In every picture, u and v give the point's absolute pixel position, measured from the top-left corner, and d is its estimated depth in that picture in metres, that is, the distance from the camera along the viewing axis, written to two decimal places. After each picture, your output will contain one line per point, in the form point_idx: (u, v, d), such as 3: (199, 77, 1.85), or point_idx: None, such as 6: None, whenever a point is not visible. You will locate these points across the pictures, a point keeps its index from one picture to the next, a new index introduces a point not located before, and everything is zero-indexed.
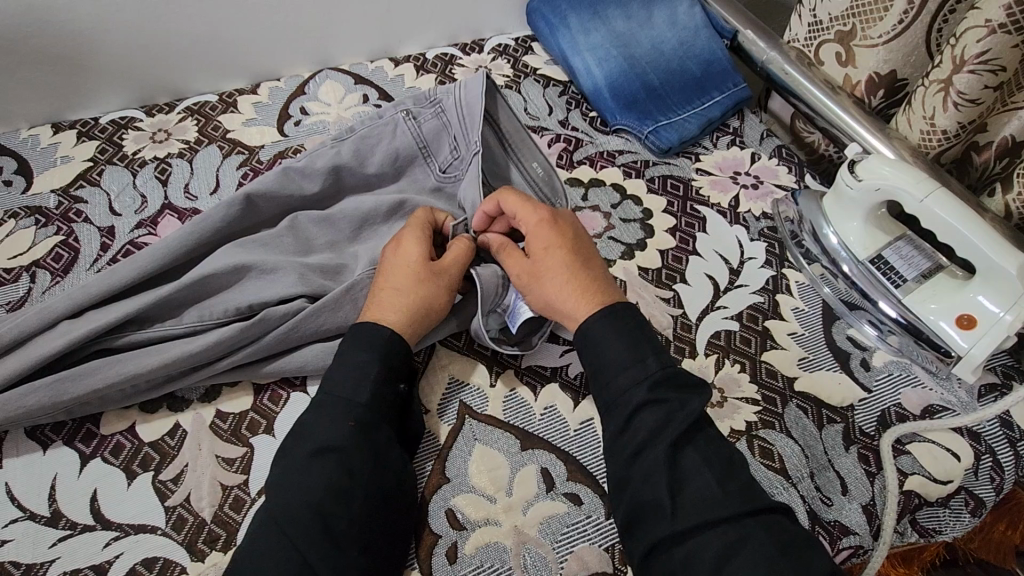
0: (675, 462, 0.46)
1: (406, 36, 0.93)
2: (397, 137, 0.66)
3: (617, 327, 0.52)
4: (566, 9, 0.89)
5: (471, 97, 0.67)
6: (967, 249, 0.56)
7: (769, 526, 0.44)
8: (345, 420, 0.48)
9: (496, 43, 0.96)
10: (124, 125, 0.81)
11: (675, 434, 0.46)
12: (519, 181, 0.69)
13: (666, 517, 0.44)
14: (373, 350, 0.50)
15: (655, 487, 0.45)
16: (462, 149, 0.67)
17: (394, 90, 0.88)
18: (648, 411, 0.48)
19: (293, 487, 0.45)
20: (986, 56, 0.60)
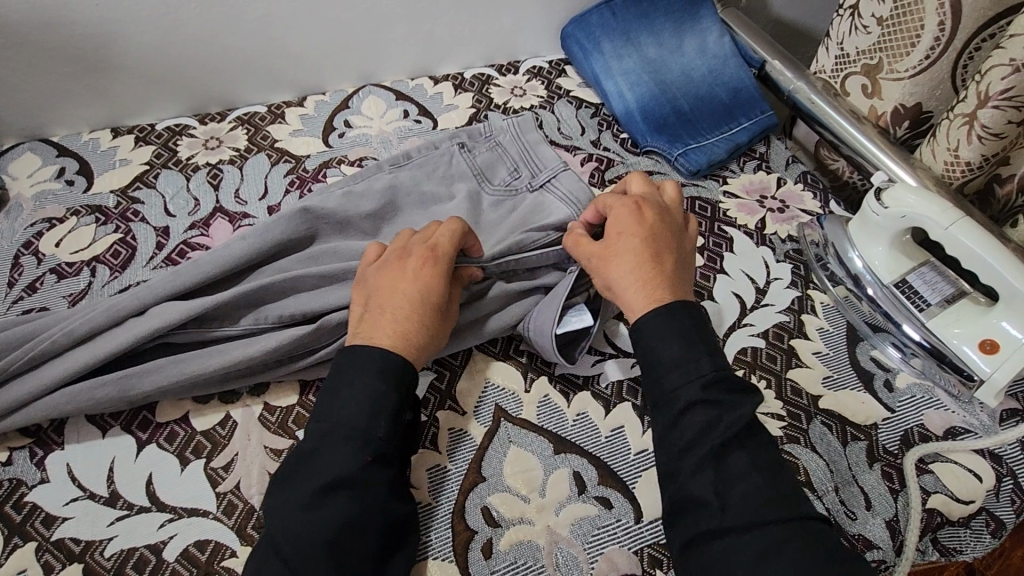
0: (717, 463, 0.47)
1: (445, 56, 0.98)
2: (454, 164, 0.73)
3: (680, 317, 0.52)
4: (600, 35, 0.93)
5: (528, 136, 0.75)
6: (992, 277, 0.58)
7: (806, 534, 0.45)
8: (339, 447, 0.47)
9: (530, 66, 1.00)
10: (179, 131, 0.85)
11: (721, 438, 0.48)
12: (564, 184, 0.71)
13: (707, 510, 0.46)
14: (369, 378, 0.50)
15: (702, 484, 0.47)
16: (519, 171, 0.73)
17: (432, 107, 0.92)
18: (700, 411, 0.49)
19: (299, 523, 0.45)
20: (1009, 93, 0.62)
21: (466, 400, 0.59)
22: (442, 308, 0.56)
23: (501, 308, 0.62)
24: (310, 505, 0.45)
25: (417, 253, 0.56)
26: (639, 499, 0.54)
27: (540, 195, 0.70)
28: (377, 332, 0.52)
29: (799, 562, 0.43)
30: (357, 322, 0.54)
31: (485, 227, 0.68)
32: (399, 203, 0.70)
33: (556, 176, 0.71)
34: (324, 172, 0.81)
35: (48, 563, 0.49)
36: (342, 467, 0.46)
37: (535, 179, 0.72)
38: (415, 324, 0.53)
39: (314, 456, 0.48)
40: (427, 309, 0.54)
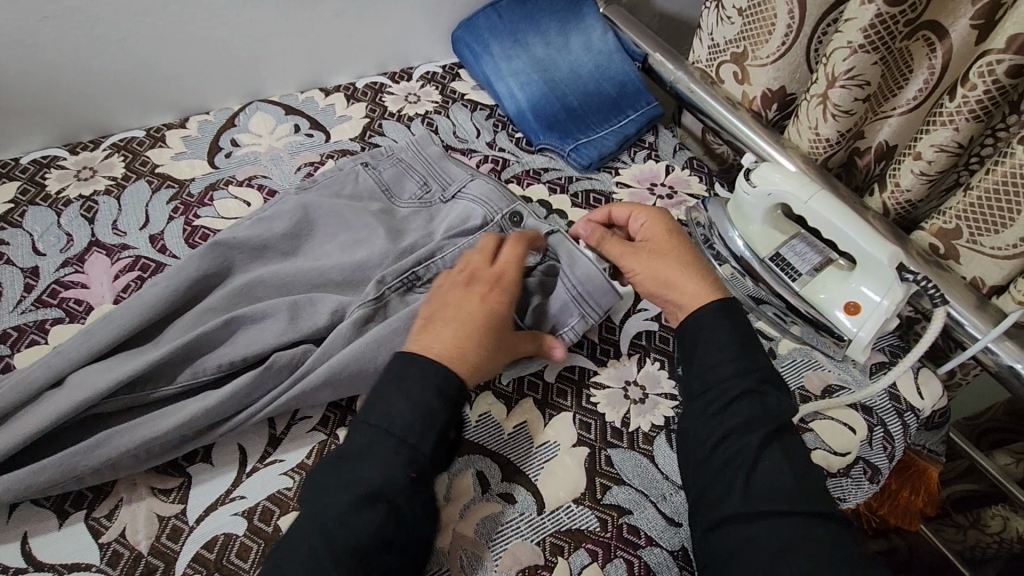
0: (755, 460, 0.49)
1: (336, 66, 0.96)
2: (359, 182, 0.72)
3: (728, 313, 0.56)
4: (488, 37, 0.95)
5: (429, 149, 0.75)
6: (849, 245, 0.62)
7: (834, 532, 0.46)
8: (405, 471, 0.48)
9: (424, 71, 1.00)
10: (47, 164, 0.80)
11: (763, 434, 0.50)
12: (476, 188, 0.71)
13: (734, 501, 0.48)
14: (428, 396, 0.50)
15: (734, 492, 0.48)
16: (429, 185, 0.73)
17: (324, 119, 0.90)
18: (751, 419, 0.51)
19: (338, 530, 0.45)
20: (852, 72, 0.66)
21: None
22: (501, 330, 0.56)
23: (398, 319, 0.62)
24: (353, 510, 0.45)
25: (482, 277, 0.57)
26: (541, 491, 0.55)
27: (455, 207, 0.71)
28: (434, 342, 0.53)
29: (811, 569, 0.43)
30: (423, 334, 0.54)
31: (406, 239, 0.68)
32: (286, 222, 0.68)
33: (468, 186, 0.72)
34: (211, 195, 0.78)
35: None
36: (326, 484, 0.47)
37: (448, 190, 0.72)
38: (466, 338, 0.53)
39: (361, 459, 0.47)
40: (483, 326, 0.55)
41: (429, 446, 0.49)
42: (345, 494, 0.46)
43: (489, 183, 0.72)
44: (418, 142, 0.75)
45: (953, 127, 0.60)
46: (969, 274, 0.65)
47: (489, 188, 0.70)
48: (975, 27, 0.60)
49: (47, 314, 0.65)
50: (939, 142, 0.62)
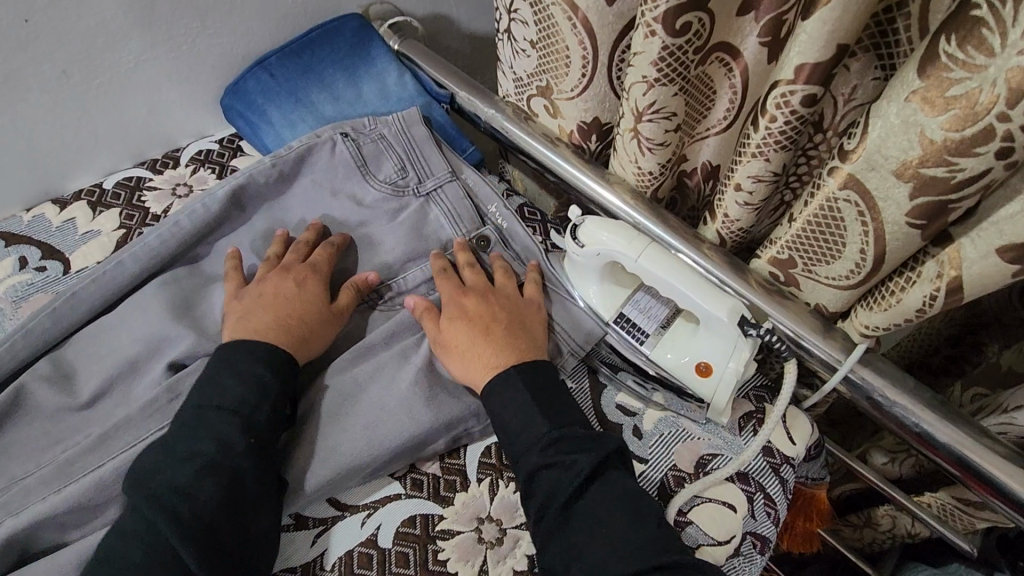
0: (567, 524, 0.49)
1: (72, 167, 0.76)
2: (336, 154, 0.73)
3: (520, 386, 0.55)
4: (261, 102, 0.80)
5: (416, 130, 0.76)
6: (687, 303, 0.55)
7: (684, 570, 0.46)
8: (243, 433, 0.51)
9: (195, 151, 0.83)
10: None
11: (562, 502, 0.49)
12: (444, 195, 0.73)
13: (560, 571, 0.48)
14: (263, 363, 0.55)
15: (553, 552, 0.49)
16: (407, 170, 0.74)
17: (60, 242, 0.70)
18: (545, 475, 0.51)
19: (180, 480, 0.47)
20: (655, 106, 0.60)
21: None
22: (328, 305, 0.62)
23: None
24: (197, 474, 0.48)
25: (270, 269, 0.64)
26: None
27: (425, 207, 0.73)
28: (252, 322, 0.58)
29: None
30: (244, 316, 0.59)
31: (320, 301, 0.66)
32: (17, 427, 0.55)
33: (444, 186, 0.73)
34: None
35: None
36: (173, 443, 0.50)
37: (423, 186, 0.73)
38: (287, 319, 0.59)
39: (198, 430, 0.50)
40: (307, 299, 0.61)
41: (268, 410, 0.53)
42: (194, 462, 0.48)
43: (465, 192, 0.74)
44: (407, 119, 0.75)
45: (763, 158, 0.54)
46: (813, 301, 0.61)
47: (458, 198, 0.73)
48: (764, 45, 0.55)
49: None
50: (754, 173, 0.56)
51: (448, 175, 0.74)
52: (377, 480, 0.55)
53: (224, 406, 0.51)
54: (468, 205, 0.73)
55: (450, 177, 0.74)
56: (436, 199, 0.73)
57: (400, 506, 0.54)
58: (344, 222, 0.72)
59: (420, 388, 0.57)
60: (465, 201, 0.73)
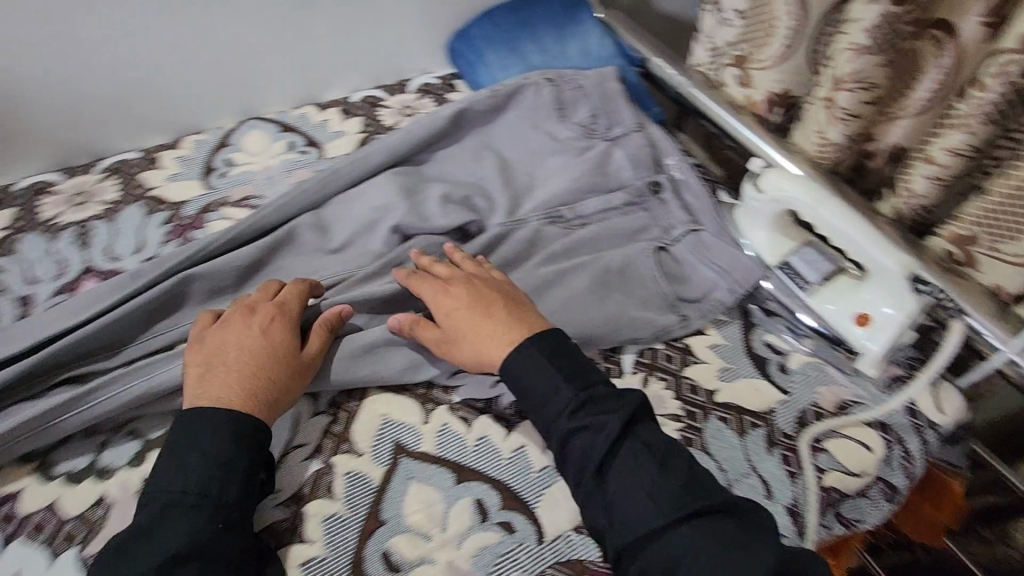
0: (605, 483, 0.50)
1: (331, 79, 0.95)
2: (541, 94, 0.85)
3: (538, 358, 0.55)
4: (483, 46, 0.94)
5: (611, 86, 0.86)
6: (860, 253, 0.61)
7: (723, 518, 0.48)
8: (214, 521, 0.47)
9: (420, 83, 0.98)
10: (42, 190, 0.79)
11: (597, 461, 0.50)
12: (629, 141, 0.82)
13: (605, 527, 0.50)
14: (215, 433, 0.49)
15: (595, 511, 0.50)
16: (598, 116, 0.85)
17: (319, 136, 0.88)
18: (578, 436, 0.52)
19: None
20: (858, 75, 0.64)
21: (362, 440, 0.58)
22: (296, 353, 0.56)
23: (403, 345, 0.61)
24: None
25: (233, 308, 0.58)
26: (543, 519, 0.54)
27: (611, 148, 0.82)
28: (227, 382, 0.52)
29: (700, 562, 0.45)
30: (196, 382, 0.53)
31: (520, 211, 0.77)
32: (285, 255, 0.71)
33: (630, 135, 0.83)
34: (203, 218, 0.77)
35: None
36: (200, 440, 0.49)
37: (611, 132, 0.84)
38: (243, 373, 0.53)
39: (156, 526, 0.45)
40: (261, 354, 0.54)
41: (235, 493, 0.49)
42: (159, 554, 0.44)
43: (647, 142, 0.83)
44: (605, 75, 0.86)
45: (966, 129, 0.57)
46: (989, 282, 0.62)
47: (641, 146, 0.82)
48: (986, 24, 0.57)
49: None
50: (953, 145, 0.59)
51: (634, 126, 0.84)
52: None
53: (189, 493, 0.47)
54: (649, 154, 0.82)
55: (636, 128, 0.83)
56: (621, 143, 0.82)
57: None
58: (540, 150, 0.83)
59: (594, 288, 0.66)
60: (647, 150, 0.82)
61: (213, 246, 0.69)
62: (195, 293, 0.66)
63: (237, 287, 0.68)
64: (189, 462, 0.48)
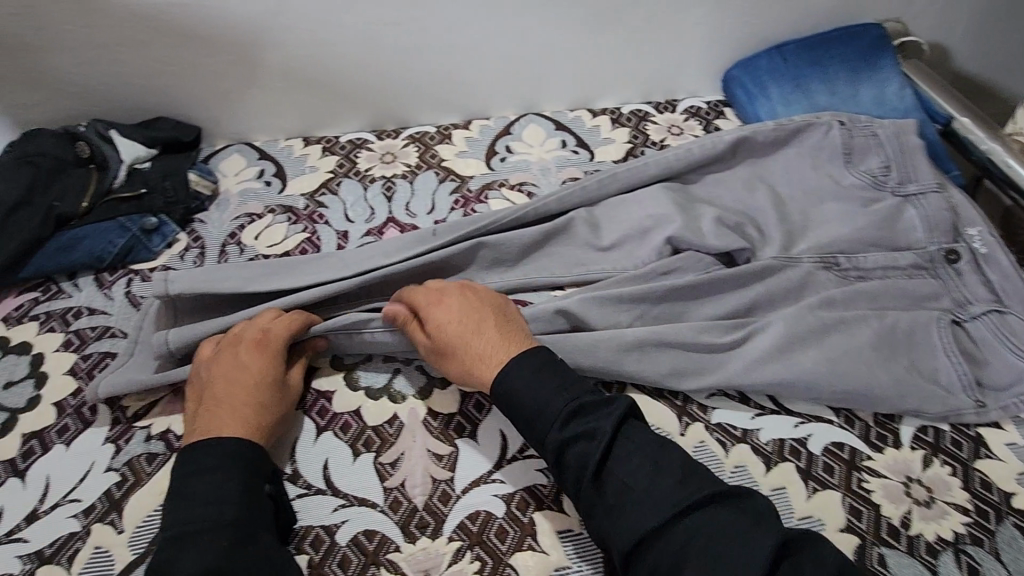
0: (600, 483, 0.49)
1: (607, 89, 0.99)
2: (829, 137, 0.82)
3: (530, 366, 0.54)
4: (767, 79, 0.93)
5: (910, 141, 0.80)
6: None
7: (719, 512, 0.47)
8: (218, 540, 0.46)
9: (688, 105, 0.99)
10: (359, 145, 0.92)
11: (598, 454, 0.50)
12: (925, 202, 0.76)
13: (602, 523, 0.48)
14: (218, 462, 0.50)
15: (602, 517, 0.48)
16: (891, 168, 0.79)
17: (590, 139, 0.93)
18: (578, 444, 0.51)
19: None
20: None
21: None
22: (279, 381, 0.57)
23: (674, 355, 0.61)
24: None
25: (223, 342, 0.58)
26: None
27: (904, 205, 0.77)
28: (220, 416, 0.53)
29: (726, 555, 0.44)
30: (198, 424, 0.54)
31: (793, 250, 0.75)
32: (558, 243, 0.76)
33: (927, 194, 0.76)
34: (486, 194, 0.85)
35: None
36: (190, 471, 0.50)
37: (904, 188, 0.78)
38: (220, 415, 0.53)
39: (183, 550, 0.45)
40: (244, 389, 0.55)
41: (236, 507, 0.48)
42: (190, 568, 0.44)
43: (948, 204, 0.76)
44: (908, 129, 0.80)
45: None
46: None
47: (939, 210, 0.75)
48: None
49: None
50: None
51: (935, 186, 0.76)
52: (818, 404, 0.61)
53: (193, 522, 0.47)
54: (948, 220, 0.75)
55: (936, 188, 0.76)
56: (917, 202, 0.76)
57: (833, 430, 0.60)
58: (818, 192, 0.80)
59: (881, 349, 0.62)
60: (946, 217, 0.75)
61: (502, 221, 0.75)
62: (482, 260, 0.74)
63: (514, 262, 0.75)
64: (181, 499, 0.48)
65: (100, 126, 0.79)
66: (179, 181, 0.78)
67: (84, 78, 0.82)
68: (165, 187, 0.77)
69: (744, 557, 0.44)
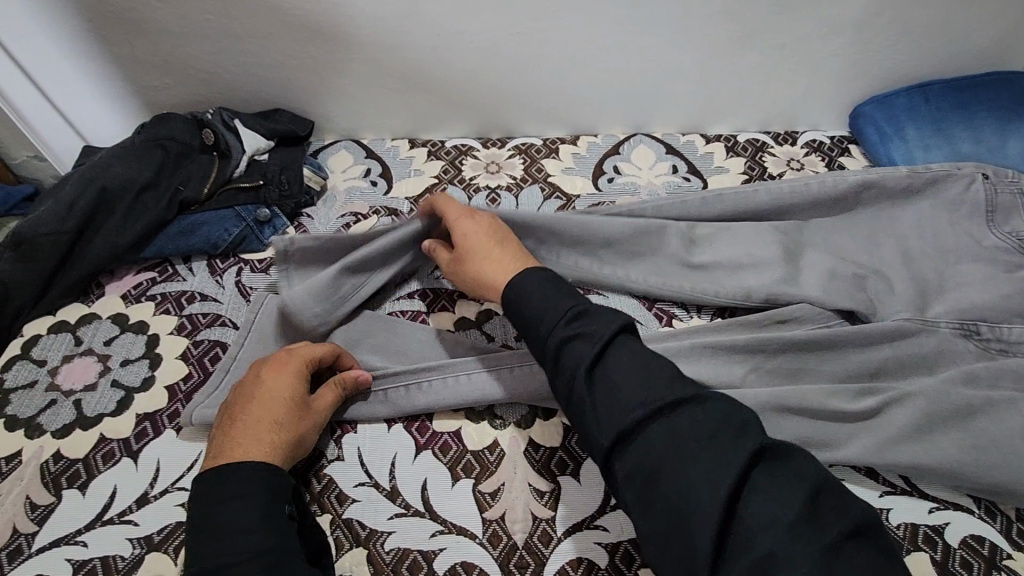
0: (594, 383, 0.47)
1: (723, 116, 0.95)
2: (970, 191, 0.75)
3: (536, 276, 0.55)
4: (905, 119, 0.88)
5: None
6: None
7: (692, 413, 0.44)
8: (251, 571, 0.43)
9: (810, 138, 0.94)
10: (464, 152, 0.91)
11: (595, 354, 0.48)
12: None
13: (595, 427, 0.46)
14: (242, 488, 0.47)
15: (593, 415, 0.46)
16: None
17: (702, 167, 0.90)
18: (576, 345, 0.49)
19: None
20: None
21: None
22: (302, 403, 0.54)
23: (799, 421, 0.59)
24: None
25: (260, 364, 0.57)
26: None
27: None
28: (247, 435, 0.51)
29: (706, 455, 0.42)
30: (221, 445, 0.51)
31: (929, 311, 0.68)
32: (670, 277, 0.72)
33: None
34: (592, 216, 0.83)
35: (339, 539, 0.53)
36: (223, 497, 0.46)
37: None
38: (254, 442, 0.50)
39: None
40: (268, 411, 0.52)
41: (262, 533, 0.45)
42: None
43: None
44: None
45: None
46: None
47: None
48: None
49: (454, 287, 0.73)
50: None
51: None
52: (955, 490, 0.57)
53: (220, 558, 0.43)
54: None
55: None
56: None
57: (969, 520, 0.56)
58: (957, 248, 0.73)
59: None
60: None
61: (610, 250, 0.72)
62: None
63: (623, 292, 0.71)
64: (207, 530, 0.45)
65: (225, 114, 0.81)
66: (294, 176, 0.79)
67: (215, 66, 0.84)
68: (281, 180, 0.78)
69: (722, 459, 0.42)
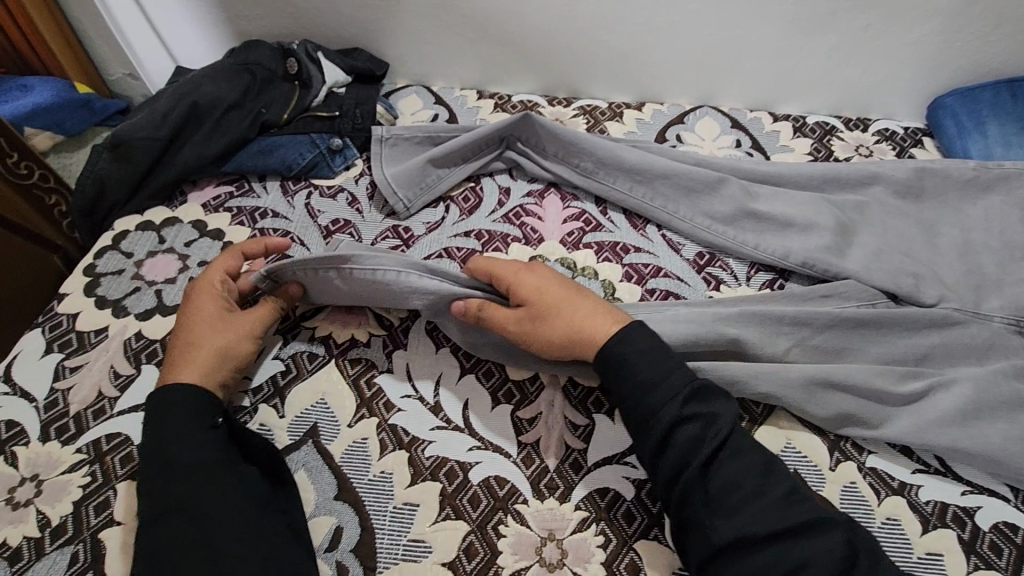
0: (708, 477, 0.49)
1: (795, 96, 0.93)
2: None
3: (640, 341, 0.54)
4: (987, 115, 0.85)
5: None
6: None
7: (805, 542, 0.46)
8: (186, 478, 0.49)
9: (883, 126, 0.91)
10: (530, 107, 0.92)
11: (712, 446, 0.49)
12: None
13: (711, 520, 0.48)
14: (173, 412, 0.52)
15: (707, 512, 0.48)
16: None
17: (766, 144, 0.89)
18: (687, 431, 0.50)
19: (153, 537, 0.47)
20: None
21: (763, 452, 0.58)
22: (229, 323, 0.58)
23: (839, 393, 0.59)
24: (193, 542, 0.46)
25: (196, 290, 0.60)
26: None
27: None
28: (181, 365, 0.55)
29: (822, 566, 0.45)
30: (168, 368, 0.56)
31: (985, 305, 0.67)
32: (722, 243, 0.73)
33: None
34: None
35: (383, 441, 0.57)
36: (166, 438, 0.50)
37: None
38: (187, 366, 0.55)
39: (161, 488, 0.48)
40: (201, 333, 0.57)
41: (195, 448, 0.50)
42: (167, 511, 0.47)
43: None
44: None
45: None
46: None
47: None
48: None
49: (509, 230, 0.75)
50: None
51: None
52: (993, 477, 0.56)
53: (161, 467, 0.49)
54: None
55: None
56: None
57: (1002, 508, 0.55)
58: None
59: None
60: None
61: None
62: None
63: None
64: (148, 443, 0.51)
65: (309, 46, 0.84)
66: (368, 111, 0.82)
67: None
68: (355, 114, 0.81)
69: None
